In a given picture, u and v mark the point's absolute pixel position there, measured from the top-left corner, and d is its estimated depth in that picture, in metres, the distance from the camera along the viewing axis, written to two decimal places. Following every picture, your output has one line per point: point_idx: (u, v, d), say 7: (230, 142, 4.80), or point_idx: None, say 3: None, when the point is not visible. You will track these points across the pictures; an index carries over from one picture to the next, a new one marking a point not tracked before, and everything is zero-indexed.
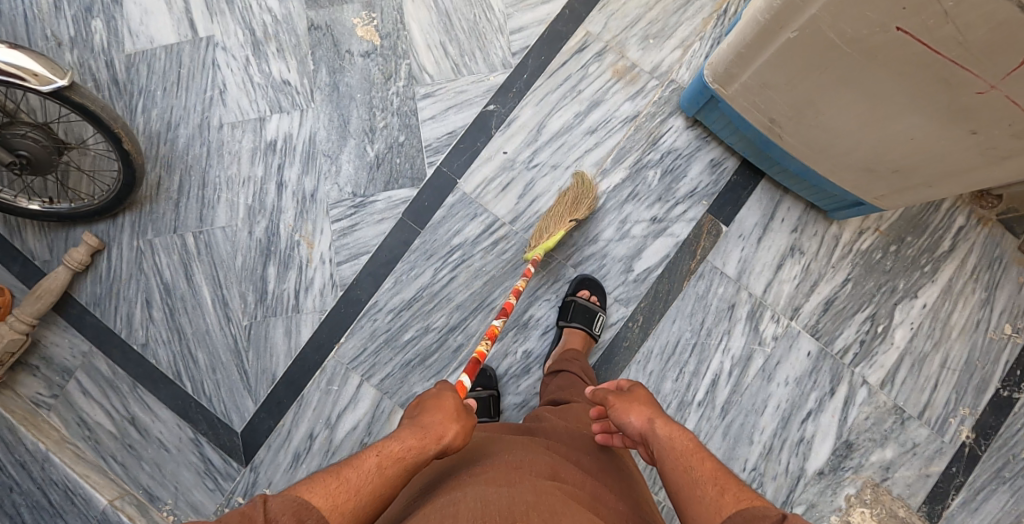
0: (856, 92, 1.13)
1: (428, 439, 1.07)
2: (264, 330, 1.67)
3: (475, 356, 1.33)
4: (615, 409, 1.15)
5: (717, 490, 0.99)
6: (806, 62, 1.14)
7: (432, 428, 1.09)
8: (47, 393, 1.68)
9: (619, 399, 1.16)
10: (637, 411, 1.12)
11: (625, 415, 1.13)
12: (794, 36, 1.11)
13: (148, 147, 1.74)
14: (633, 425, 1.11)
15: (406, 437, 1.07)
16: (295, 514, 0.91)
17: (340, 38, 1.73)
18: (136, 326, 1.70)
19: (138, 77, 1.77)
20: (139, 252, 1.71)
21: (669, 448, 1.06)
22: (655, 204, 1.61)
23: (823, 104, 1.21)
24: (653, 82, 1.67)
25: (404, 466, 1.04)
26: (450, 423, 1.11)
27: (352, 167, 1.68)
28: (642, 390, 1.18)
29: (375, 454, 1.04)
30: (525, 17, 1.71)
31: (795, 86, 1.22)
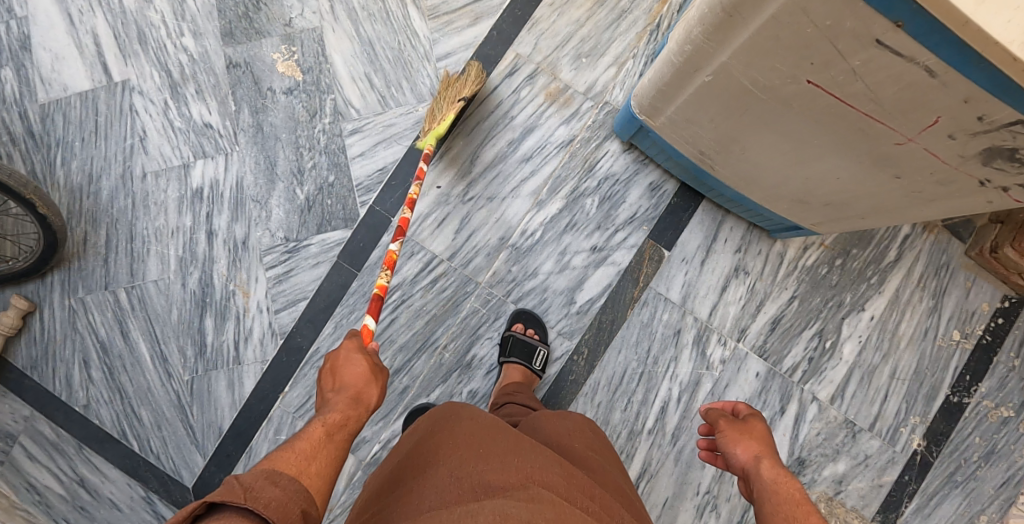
0: (778, 133, 1.06)
1: (359, 402, 1.11)
2: (207, 383, 1.63)
3: (376, 292, 1.31)
4: (723, 436, 1.08)
5: None
6: (724, 102, 1.07)
7: (359, 391, 1.12)
8: None
9: (729, 425, 1.08)
10: (744, 444, 1.05)
11: (733, 447, 1.06)
12: (708, 80, 1.04)
13: (71, 201, 1.67)
14: (739, 457, 1.04)
15: (343, 404, 1.09)
16: (267, 478, 0.89)
17: (261, 76, 1.66)
18: (77, 388, 1.64)
19: (54, 127, 1.68)
20: (73, 311, 1.65)
21: (773, 493, 0.97)
22: (594, 232, 1.58)
23: (746, 140, 1.15)
24: (587, 103, 1.62)
25: (346, 433, 1.07)
26: (371, 384, 1.14)
27: (283, 212, 1.63)
28: (758, 422, 1.09)
29: (320, 425, 1.05)
30: (451, 42, 1.65)
31: (718, 122, 1.15)
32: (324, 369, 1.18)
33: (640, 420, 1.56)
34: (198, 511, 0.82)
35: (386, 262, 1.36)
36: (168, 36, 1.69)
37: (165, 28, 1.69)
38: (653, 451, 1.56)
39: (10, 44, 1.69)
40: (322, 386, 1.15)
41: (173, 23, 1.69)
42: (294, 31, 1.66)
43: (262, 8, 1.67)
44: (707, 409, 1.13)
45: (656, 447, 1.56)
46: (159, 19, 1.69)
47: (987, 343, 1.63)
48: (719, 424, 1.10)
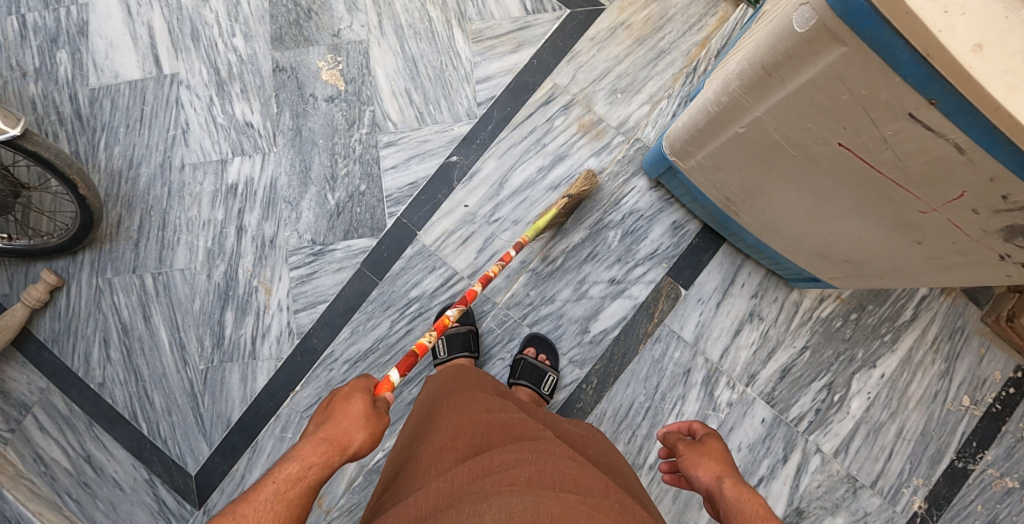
0: (805, 189, 1.09)
1: (331, 450, 1.00)
2: (220, 374, 1.66)
3: (414, 352, 1.25)
4: (684, 460, 1.07)
5: None
6: (755, 154, 1.10)
7: (337, 434, 1.02)
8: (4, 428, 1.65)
9: (688, 449, 1.08)
10: (705, 466, 1.04)
11: (695, 469, 1.05)
12: (741, 131, 1.07)
13: (110, 184, 1.72)
14: (701, 479, 1.03)
15: (313, 447, 1.00)
16: None
17: (305, 81, 1.71)
18: (94, 366, 1.68)
19: (101, 112, 1.74)
20: (98, 291, 1.69)
21: (738, 513, 0.96)
22: (614, 265, 1.60)
23: (773, 192, 1.18)
24: (619, 137, 1.65)
25: (306, 485, 0.97)
26: (357, 430, 1.04)
27: (312, 215, 1.67)
28: (716, 440, 1.09)
29: (270, 480, 0.95)
30: (491, 66, 1.69)
31: (747, 171, 1.18)
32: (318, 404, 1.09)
33: (643, 455, 1.57)
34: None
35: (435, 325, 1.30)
36: (220, 35, 1.74)
37: (218, 27, 1.75)
38: (653, 487, 1.57)
39: (69, 30, 1.76)
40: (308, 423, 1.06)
41: (226, 23, 1.74)
42: (341, 42, 1.72)
43: (313, 17, 1.73)
44: (664, 435, 1.14)
45: (656, 483, 1.57)
46: (213, 18, 1.75)
47: (996, 412, 1.63)
48: (678, 447, 1.10)
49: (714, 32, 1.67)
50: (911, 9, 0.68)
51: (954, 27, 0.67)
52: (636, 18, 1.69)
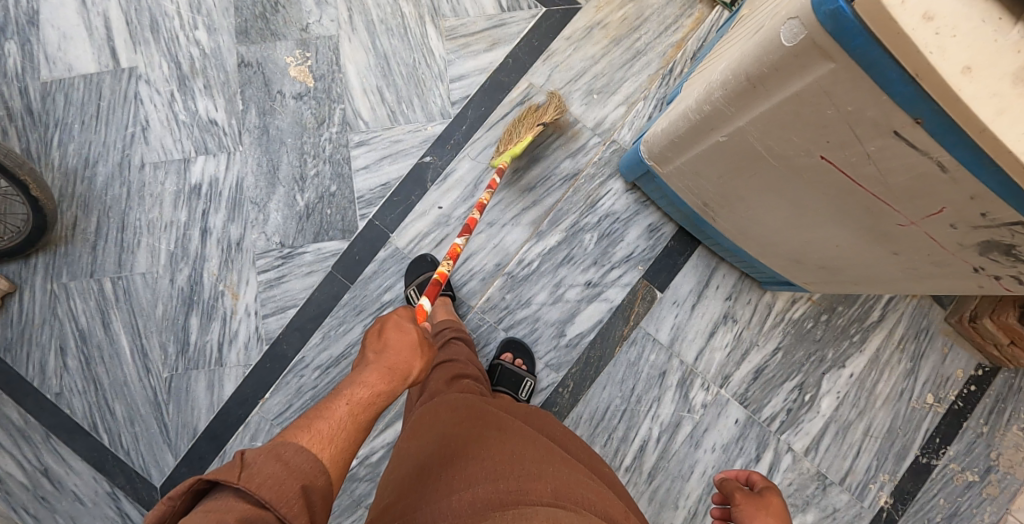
0: (784, 197, 1.09)
1: (396, 374, 1.06)
2: (185, 382, 1.60)
3: (437, 279, 1.26)
4: (740, 510, 1.05)
5: None
6: (735, 163, 1.10)
7: (399, 363, 1.07)
8: None
9: (745, 499, 1.06)
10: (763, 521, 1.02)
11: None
12: (723, 140, 1.07)
13: (64, 183, 1.64)
14: None
15: (382, 374, 1.05)
16: (270, 453, 0.89)
17: (271, 78, 1.65)
18: (50, 375, 1.61)
19: (54, 107, 1.66)
20: (54, 296, 1.62)
21: None
22: (590, 268, 1.59)
23: (751, 199, 1.18)
24: (595, 139, 1.64)
25: (373, 410, 1.03)
26: (415, 357, 1.09)
27: (280, 216, 1.62)
28: (776, 497, 1.06)
29: (345, 401, 1.01)
30: (466, 65, 1.66)
31: (726, 179, 1.18)
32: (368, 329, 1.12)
33: (619, 456, 1.58)
34: (199, 486, 0.84)
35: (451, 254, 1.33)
36: (181, 27, 1.67)
37: (179, 19, 1.67)
38: (629, 489, 1.57)
39: (18, 19, 1.67)
40: (366, 346, 1.10)
41: (188, 15, 1.67)
42: (310, 36, 1.66)
43: (280, 10, 1.67)
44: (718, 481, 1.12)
45: (632, 484, 1.57)
46: (174, 10, 1.67)
47: (958, 408, 1.67)
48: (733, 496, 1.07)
49: (690, 33, 1.68)
50: (904, 29, 0.67)
51: (945, 48, 0.66)
52: (612, 18, 1.68)
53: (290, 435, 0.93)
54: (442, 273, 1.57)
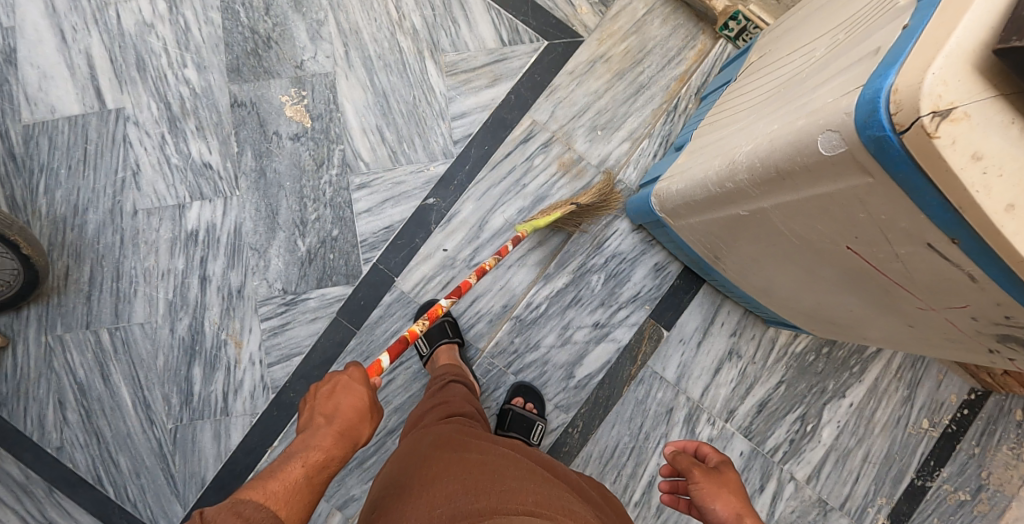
0: (802, 266, 1.10)
1: (347, 440, 1.06)
2: (191, 433, 1.58)
3: (405, 336, 1.27)
4: (700, 488, 1.00)
5: None
6: (755, 233, 1.11)
7: (355, 428, 1.07)
8: None
9: (705, 477, 1.01)
10: (725, 500, 0.99)
11: (709, 502, 0.99)
12: (744, 214, 1.07)
13: (53, 232, 1.59)
14: (719, 514, 0.98)
15: (342, 438, 1.05)
16: (230, 510, 0.87)
17: (267, 117, 1.60)
18: (50, 429, 1.58)
19: (38, 152, 1.59)
20: (49, 349, 1.58)
21: None
22: (597, 309, 1.59)
23: (766, 263, 1.19)
24: (600, 176, 1.63)
25: (325, 473, 1.02)
26: (366, 424, 1.09)
27: (282, 262, 1.59)
28: (731, 472, 1.04)
29: (299, 463, 1.00)
30: (468, 102, 1.63)
31: (743, 244, 1.18)
32: (318, 390, 1.11)
33: (627, 493, 1.60)
34: None
35: (428, 313, 1.31)
36: (169, 65, 1.60)
37: (166, 57, 1.60)
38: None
39: None
40: (314, 405, 1.10)
41: (175, 52, 1.60)
42: (305, 73, 1.61)
43: (273, 46, 1.61)
44: (672, 453, 1.07)
45: (641, 519, 1.59)
46: (160, 47, 1.60)
47: (952, 431, 1.70)
48: (690, 471, 1.03)
49: (693, 66, 1.68)
50: (952, 168, 0.67)
51: (990, 188, 0.67)
52: (615, 52, 1.67)
53: (246, 495, 0.91)
54: (450, 320, 1.55)
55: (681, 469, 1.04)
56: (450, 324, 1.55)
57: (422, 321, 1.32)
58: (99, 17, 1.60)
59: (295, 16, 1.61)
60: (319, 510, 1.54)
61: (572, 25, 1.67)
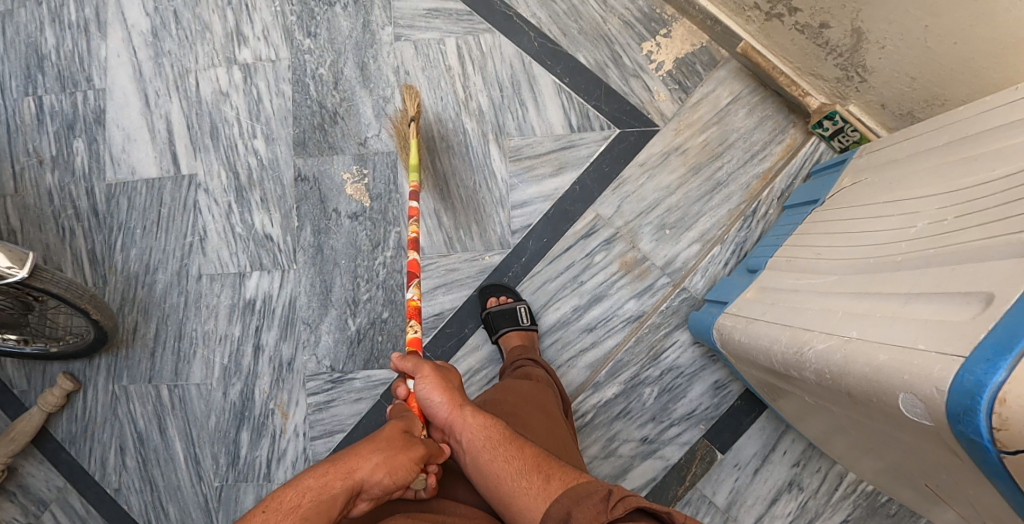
0: (858, 449, 1.03)
1: (337, 471, 0.95)
2: (235, 493, 1.62)
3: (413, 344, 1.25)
4: (424, 389, 1.14)
5: (542, 479, 0.99)
6: (816, 409, 1.03)
7: (347, 460, 0.97)
8: (24, 519, 1.67)
9: (427, 374, 1.16)
10: (449, 395, 1.14)
11: (432, 396, 1.14)
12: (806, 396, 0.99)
13: (126, 288, 1.65)
14: (444, 409, 1.12)
15: (323, 473, 0.94)
16: None
17: (328, 194, 1.60)
18: (110, 471, 1.66)
19: (118, 210, 1.66)
20: (115, 397, 1.66)
21: (486, 437, 1.07)
22: (648, 423, 1.49)
23: (821, 425, 1.12)
24: (664, 279, 1.53)
25: (303, 513, 0.89)
26: (368, 452, 0.99)
27: (332, 339, 1.59)
28: (454, 374, 1.20)
29: (263, 510, 0.88)
30: (530, 190, 1.57)
31: (800, 405, 1.11)
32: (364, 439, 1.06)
33: None
34: None
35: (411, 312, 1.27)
36: (240, 135, 1.63)
37: (238, 126, 1.63)
38: None
39: (86, 117, 1.68)
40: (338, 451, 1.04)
41: (247, 122, 1.63)
42: (368, 151, 1.60)
43: (339, 121, 1.61)
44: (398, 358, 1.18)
45: None
46: (233, 116, 1.63)
47: None
48: (419, 369, 1.16)
49: (779, 163, 1.52)
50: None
51: None
52: (692, 144, 1.55)
53: None
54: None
55: (412, 371, 1.16)
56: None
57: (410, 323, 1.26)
58: (179, 84, 1.65)
59: (362, 92, 1.61)
60: None
61: (647, 113, 1.56)
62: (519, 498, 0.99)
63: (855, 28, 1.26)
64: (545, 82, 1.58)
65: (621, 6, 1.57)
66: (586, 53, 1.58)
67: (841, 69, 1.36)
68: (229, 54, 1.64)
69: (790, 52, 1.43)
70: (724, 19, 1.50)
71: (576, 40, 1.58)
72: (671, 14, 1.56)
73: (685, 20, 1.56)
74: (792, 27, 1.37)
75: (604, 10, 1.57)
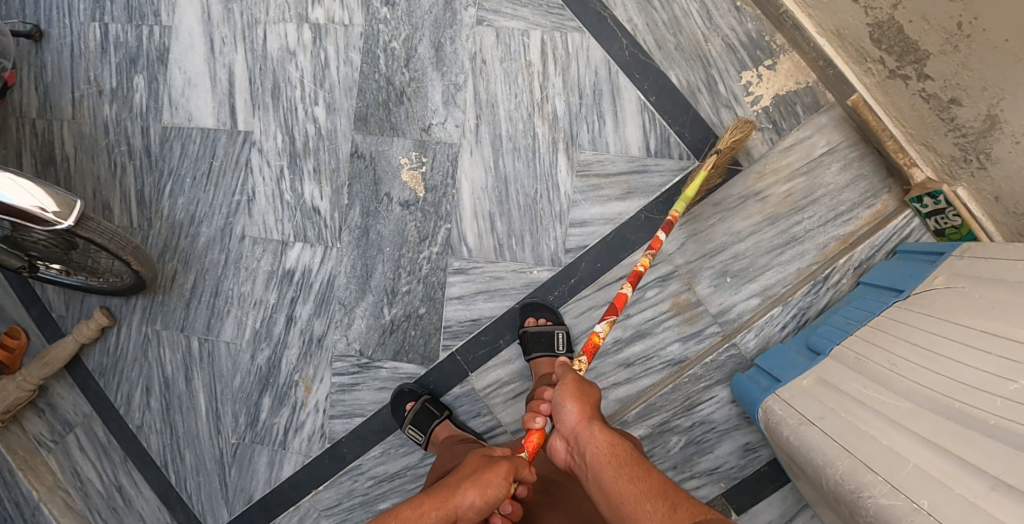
0: None
1: (432, 501, 0.93)
2: (250, 453, 1.65)
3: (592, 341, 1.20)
4: (559, 395, 1.08)
5: (664, 504, 0.92)
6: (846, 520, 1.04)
7: (441, 490, 0.94)
8: (49, 436, 1.72)
9: (566, 386, 1.09)
10: (581, 405, 1.06)
11: (565, 405, 1.07)
12: (844, 512, 0.99)
13: (169, 236, 1.64)
14: (573, 418, 1.05)
15: (420, 505, 0.93)
16: None
17: (382, 176, 1.55)
18: (135, 408, 1.69)
19: (170, 155, 1.63)
20: (147, 339, 1.68)
21: (610, 452, 1.00)
22: (668, 470, 1.46)
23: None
24: (714, 327, 1.45)
25: None
26: (463, 482, 0.94)
27: (365, 325, 1.58)
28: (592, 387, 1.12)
29: None
30: (592, 210, 1.48)
31: (826, 504, 1.13)
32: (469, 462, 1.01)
33: None
34: None
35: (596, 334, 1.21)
36: (302, 99, 1.57)
37: (301, 89, 1.57)
38: None
39: (149, 54, 1.62)
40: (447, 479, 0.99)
41: (310, 87, 1.57)
42: (429, 139, 1.53)
43: (404, 102, 1.54)
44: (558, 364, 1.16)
45: None
46: (297, 78, 1.57)
47: None
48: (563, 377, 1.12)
49: (863, 228, 1.41)
50: None
51: None
52: (775, 192, 1.43)
53: None
54: (430, 397, 1.49)
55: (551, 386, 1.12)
56: (432, 402, 1.48)
57: (580, 360, 1.19)
58: (246, 35, 1.58)
59: (434, 75, 1.53)
60: None
61: None
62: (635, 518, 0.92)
63: (990, 114, 1.12)
64: (630, 96, 1.47)
65: (727, 26, 1.44)
66: (679, 72, 1.46)
67: (960, 149, 1.21)
68: (302, 11, 1.56)
69: (906, 116, 1.29)
70: (840, 63, 1.34)
71: (671, 56, 1.46)
72: (780, 44, 1.43)
73: (794, 54, 1.43)
74: (915, 92, 1.23)
75: (708, 27, 1.45)
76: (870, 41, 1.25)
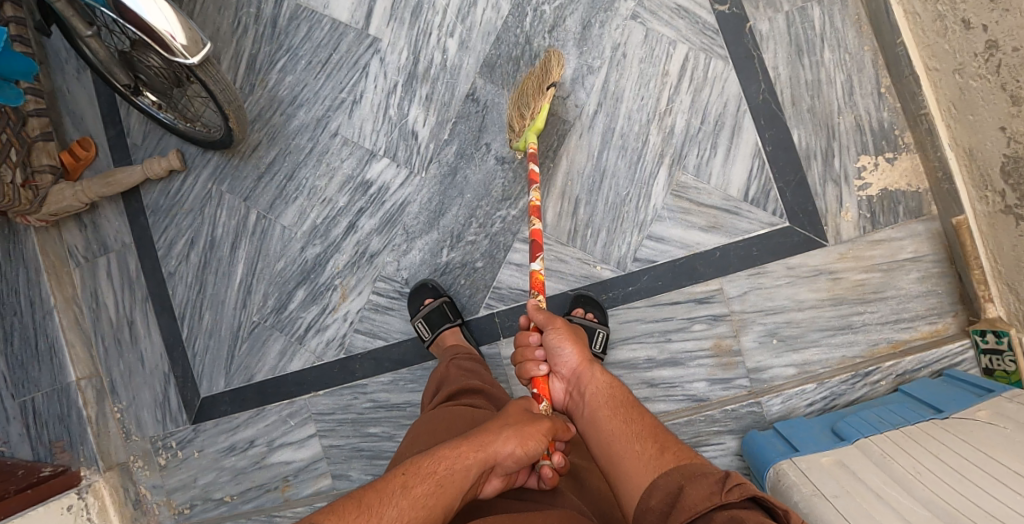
0: None
1: (470, 444, 0.96)
2: (266, 336, 1.67)
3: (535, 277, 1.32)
4: (551, 334, 1.17)
5: (656, 448, 0.96)
6: None
7: (478, 435, 0.98)
8: (82, 250, 1.75)
9: (558, 324, 1.18)
10: (576, 346, 1.16)
11: (563, 345, 1.16)
12: None
13: (266, 107, 1.65)
14: (572, 360, 1.14)
15: (458, 446, 0.96)
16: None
17: (488, 126, 1.57)
18: (172, 255, 1.71)
19: (295, 33, 1.64)
20: (208, 195, 1.70)
21: (607, 392, 1.09)
22: None
23: None
24: (744, 380, 1.49)
25: (437, 483, 0.91)
26: (500, 431, 1.00)
27: (420, 257, 1.60)
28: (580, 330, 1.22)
29: (402, 473, 0.91)
30: (673, 230, 1.51)
31: None
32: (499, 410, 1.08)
33: None
34: None
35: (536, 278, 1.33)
36: (439, 27, 1.59)
37: (442, 17, 1.59)
38: None
39: None
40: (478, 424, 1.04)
41: (451, 18, 1.59)
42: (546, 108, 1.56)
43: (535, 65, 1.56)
44: (533, 307, 1.22)
45: None
46: (442, 5, 1.59)
47: None
48: (552, 320, 1.19)
49: (916, 340, 1.44)
50: None
51: None
52: (848, 277, 1.46)
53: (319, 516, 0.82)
54: (448, 300, 1.52)
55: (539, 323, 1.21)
56: (449, 305, 1.52)
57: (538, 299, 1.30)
58: None
59: (572, 51, 1.55)
60: (317, 466, 1.63)
61: (824, 224, 1.47)
62: (628, 458, 0.96)
63: None
64: (748, 138, 1.50)
65: (864, 107, 1.46)
66: (802, 132, 1.48)
67: None
68: None
69: (1002, 254, 1.32)
70: (959, 182, 1.37)
71: (801, 115, 1.48)
72: (907, 142, 1.45)
73: (916, 156, 1.45)
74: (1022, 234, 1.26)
75: (845, 102, 1.47)
76: (1000, 171, 1.28)
